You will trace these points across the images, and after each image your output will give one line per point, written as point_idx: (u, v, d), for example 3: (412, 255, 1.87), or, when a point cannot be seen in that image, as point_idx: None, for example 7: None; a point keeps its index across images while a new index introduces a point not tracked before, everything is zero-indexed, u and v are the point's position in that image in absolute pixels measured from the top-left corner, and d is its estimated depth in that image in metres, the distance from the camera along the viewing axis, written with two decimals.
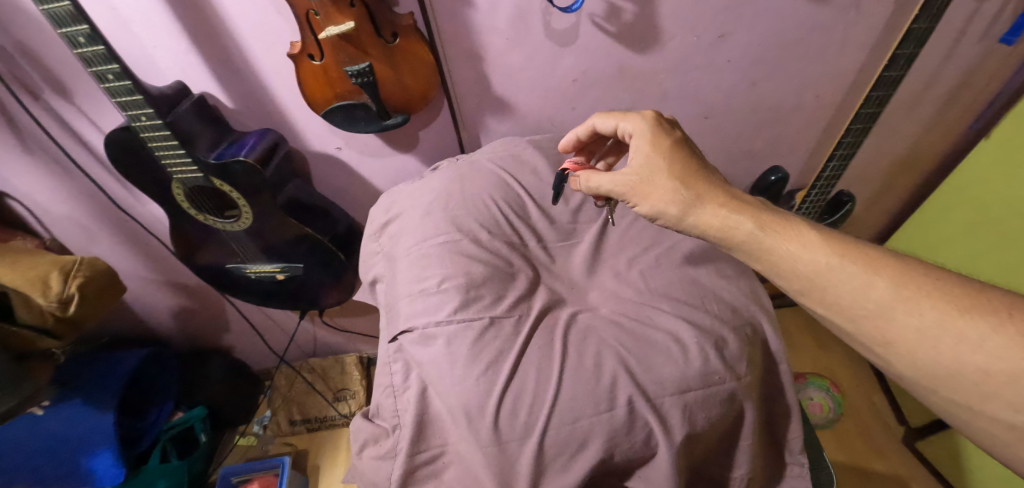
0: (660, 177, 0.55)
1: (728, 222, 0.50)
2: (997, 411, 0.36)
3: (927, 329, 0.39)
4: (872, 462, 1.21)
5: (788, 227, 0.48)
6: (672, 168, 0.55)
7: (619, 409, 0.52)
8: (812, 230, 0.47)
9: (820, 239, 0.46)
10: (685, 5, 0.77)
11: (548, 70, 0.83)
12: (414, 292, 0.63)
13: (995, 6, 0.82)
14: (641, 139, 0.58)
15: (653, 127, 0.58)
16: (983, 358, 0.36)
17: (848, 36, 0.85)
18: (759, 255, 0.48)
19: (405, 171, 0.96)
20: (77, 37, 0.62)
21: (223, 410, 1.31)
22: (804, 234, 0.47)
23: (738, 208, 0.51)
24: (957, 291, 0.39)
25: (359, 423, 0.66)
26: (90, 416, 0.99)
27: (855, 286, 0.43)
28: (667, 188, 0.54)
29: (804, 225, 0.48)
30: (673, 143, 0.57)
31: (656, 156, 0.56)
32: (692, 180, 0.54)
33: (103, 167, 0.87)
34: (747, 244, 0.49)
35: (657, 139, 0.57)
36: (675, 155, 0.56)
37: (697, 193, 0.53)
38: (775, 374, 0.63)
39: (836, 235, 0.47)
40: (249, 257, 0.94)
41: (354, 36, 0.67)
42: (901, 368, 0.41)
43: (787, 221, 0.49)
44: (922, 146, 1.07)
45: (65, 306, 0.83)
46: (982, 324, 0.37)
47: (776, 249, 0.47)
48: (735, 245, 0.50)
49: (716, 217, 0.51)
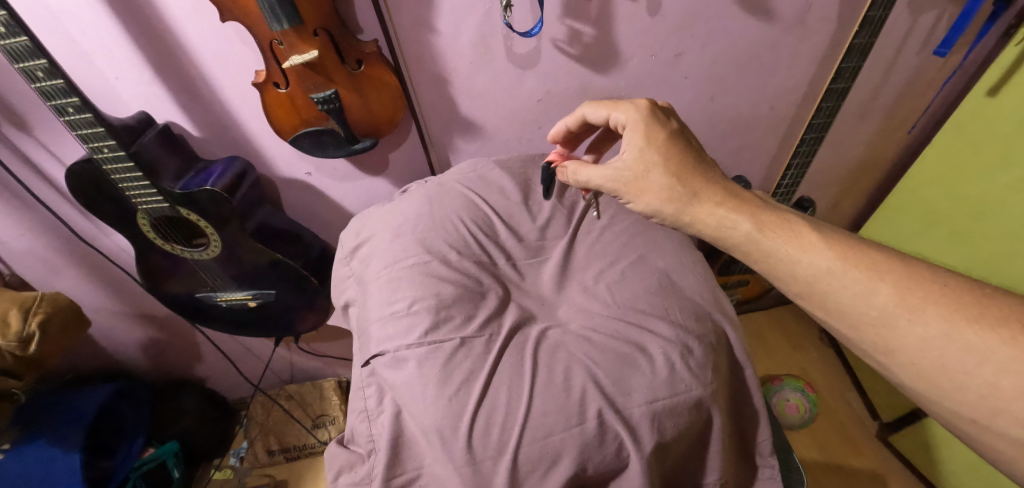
0: (656, 175, 0.57)
1: (725, 222, 0.53)
2: (1005, 426, 0.38)
3: (933, 339, 0.41)
4: (849, 460, 1.24)
5: (785, 226, 0.51)
6: (669, 167, 0.57)
7: (590, 422, 0.53)
8: (813, 231, 0.49)
9: (821, 241, 0.48)
10: (641, 28, 0.81)
11: (514, 91, 0.86)
12: (384, 315, 0.63)
13: (929, 20, 0.88)
14: (636, 134, 0.60)
15: (646, 120, 0.60)
16: (990, 372, 0.38)
17: (797, 52, 0.90)
18: (755, 253, 0.51)
19: (376, 194, 0.97)
20: (36, 72, 0.62)
21: (196, 445, 1.27)
22: (802, 234, 0.49)
23: (736, 207, 0.53)
24: (966, 302, 0.41)
25: (334, 450, 0.65)
26: (53, 457, 0.95)
27: (858, 291, 0.45)
28: (663, 187, 0.57)
29: (803, 224, 0.50)
30: (668, 138, 0.59)
31: (651, 151, 0.58)
32: (688, 178, 0.56)
33: (65, 199, 0.85)
34: (744, 243, 0.52)
35: (651, 135, 0.59)
36: (670, 152, 0.58)
37: (693, 190, 0.56)
38: (741, 379, 0.65)
39: (836, 235, 0.49)
40: (219, 285, 0.93)
41: (319, 65, 0.68)
42: (905, 378, 0.43)
43: (785, 219, 0.52)
44: (873, 153, 1.13)
45: (24, 345, 0.80)
46: (993, 337, 0.39)
47: (774, 250, 0.50)
48: (731, 243, 0.53)
49: (711, 216, 0.54)
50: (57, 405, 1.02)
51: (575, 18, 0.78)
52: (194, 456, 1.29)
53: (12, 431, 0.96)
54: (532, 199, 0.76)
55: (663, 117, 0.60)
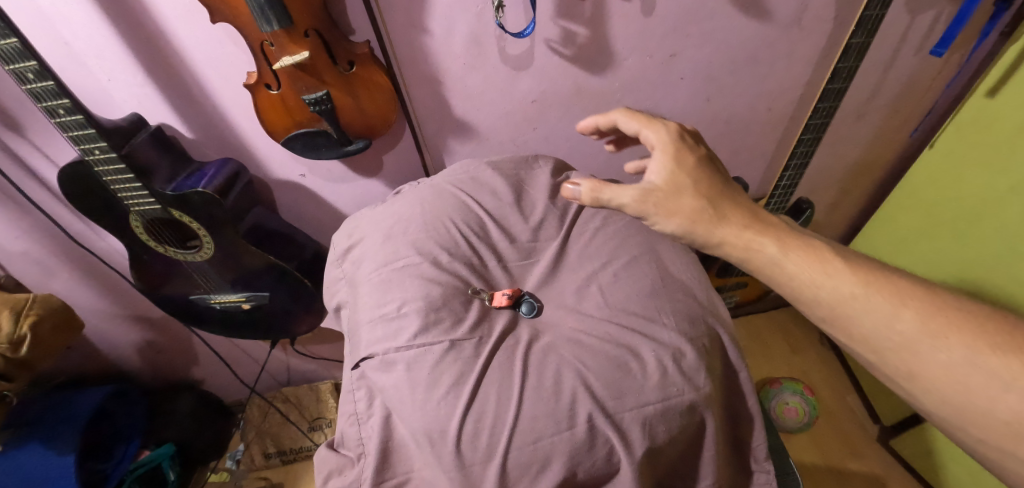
0: (685, 198, 0.53)
1: (753, 245, 0.50)
2: None
3: (957, 367, 0.42)
4: (848, 463, 1.23)
5: (811, 251, 0.49)
6: (698, 190, 0.54)
7: (579, 427, 0.53)
8: (838, 257, 0.48)
9: (847, 268, 0.47)
10: (636, 28, 0.80)
11: (508, 92, 0.85)
12: (375, 318, 0.62)
13: (926, 19, 0.87)
14: (664, 155, 0.56)
15: (675, 143, 0.56)
16: (1016, 400, 0.39)
17: (794, 52, 0.89)
18: (780, 277, 0.49)
19: (370, 195, 0.97)
20: (26, 73, 0.61)
21: (192, 447, 1.26)
22: (828, 259, 0.48)
23: (763, 231, 0.51)
24: (988, 329, 0.42)
25: (324, 454, 0.64)
26: (47, 461, 0.95)
27: (882, 318, 0.45)
28: (692, 209, 0.53)
29: (829, 249, 0.49)
30: (697, 163, 0.55)
31: (679, 174, 0.55)
32: (717, 202, 0.53)
33: (59, 201, 0.85)
34: (770, 268, 0.50)
35: (680, 157, 0.55)
36: (699, 175, 0.55)
37: (721, 213, 0.52)
38: (736, 382, 0.64)
39: (859, 261, 0.48)
40: (212, 287, 0.93)
41: (309, 66, 0.67)
42: (928, 403, 0.44)
43: (808, 244, 0.50)
44: (872, 154, 1.12)
45: (15, 346, 0.80)
46: (1018, 366, 0.40)
47: (801, 275, 0.48)
48: (755, 267, 0.51)
49: (738, 239, 0.51)
50: (51, 408, 1.02)
51: (569, 18, 0.77)
52: (190, 458, 1.28)
53: (5, 434, 0.96)
54: (525, 200, 0.75)
55: (691, 142, 0.57)
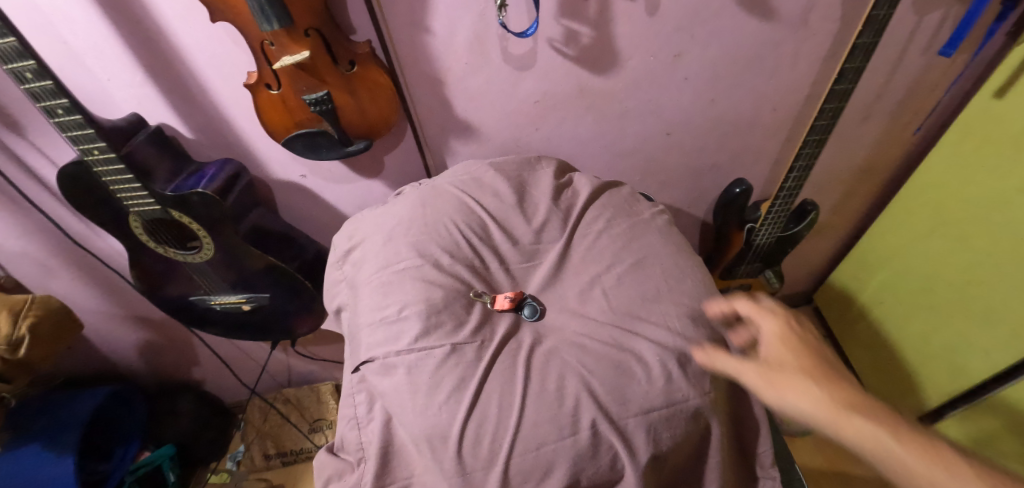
0: (796, 375, 0.50)
1: (869, 433, 0.45)
2: None
3: None
4: (854, 467, 1.22)
5: (934, 449, 0.43)
6: (811, 370, 0.50)
7: (583, 433, 0.52)
8: (966, 459, 0.42)
9: (976, 472, 0.41)
10: (640, 28, 0.79)
11: (510, 92, 0.84)
12: (375, 321, 0.62)
13: (934, 20, 0.86)
14: (776, 337, 0.55)
15: (785, 324, 0.56)
16: None
17: (800, 53, 0.88)
18: (898, 474, 0.43)
19: (371, 196, 0.96)
20: (24, 73, 0.60)
21: (192, 449, 1.26)
22: (954, 460, 0.42)
23: (882, 419, 0.46)
24: None
25: (324, 459, 0.63)
26: (46, 462, 0.94)
27: None
28: (803, 387, 0.49)
29: (955, 449, 0.43)
30: (808, 344, 0.53)
31: (786, 351, 0.53)
32: (830, 382, 0.49)
33: (58, 201, 0.84)
34: (888, 463, 0.44)
35: (788, 336, 0.54)
36: (809, 355, 0.52)
37: (834, 392, 0.48)
38: (741, 388, 0.63)
39: (996, 469, 0.41)
40: (212, 288, 0.92)
41: (310, 65, 0.67)
42: None
43: (934, 444, 0.44)
44: (878, 155, 1.11)
45: (13, 349, 0.79)
46: None
47: (923, 473, 0.42)
48: (874, 459, 0.44)
49: (853, 425, 0.45)
50: (50, 409, 1.01)
51: (572, 18, 0.76)
52: (189, 459, 1.28)
53: (4, 436, 0.96)
54: (527, 202, 0.74)
55: (805, 327, 0.55)
